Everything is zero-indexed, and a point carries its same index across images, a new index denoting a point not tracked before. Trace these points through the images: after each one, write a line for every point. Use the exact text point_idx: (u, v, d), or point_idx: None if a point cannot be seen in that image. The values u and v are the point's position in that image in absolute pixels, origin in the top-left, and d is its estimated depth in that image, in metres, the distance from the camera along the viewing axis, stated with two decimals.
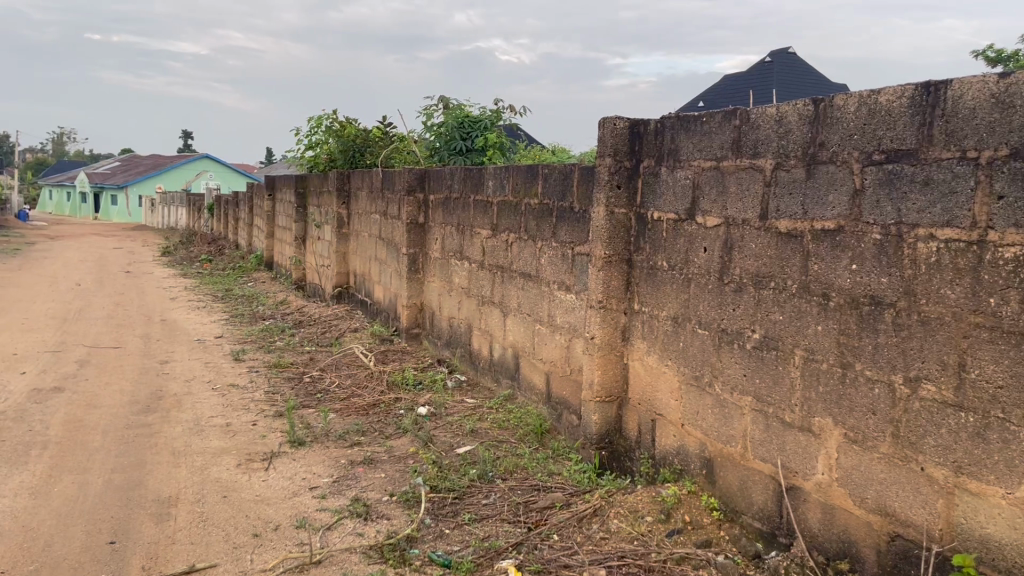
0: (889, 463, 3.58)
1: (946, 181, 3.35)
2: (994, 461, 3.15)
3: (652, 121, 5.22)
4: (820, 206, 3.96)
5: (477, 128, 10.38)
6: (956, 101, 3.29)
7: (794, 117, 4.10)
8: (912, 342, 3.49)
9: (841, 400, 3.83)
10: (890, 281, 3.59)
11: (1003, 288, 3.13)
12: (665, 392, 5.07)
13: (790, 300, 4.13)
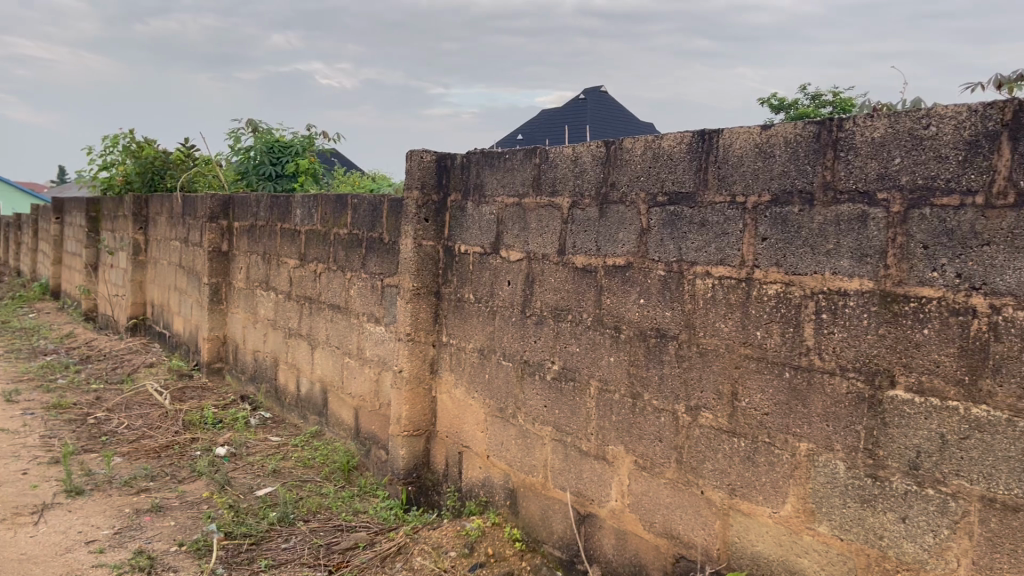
0: (674, 487, 3.78)
1: (719, 223, 3.61)
2: (762, 482, 3.41)
3: (457, 155, 5.28)
4: (611, 243, 4.15)
5: (288, 154, 10.10)
6: (727, 149, 3.57)
7: (588, 157, 4.29)
8: (692, 372, 3.71)
9: (631, 428, 4.01)
10: (672, 315, 3.82)
11: (766, 322, 3.41)
12: (471, 424, 5.10)
13: (586, 333, 4.28)
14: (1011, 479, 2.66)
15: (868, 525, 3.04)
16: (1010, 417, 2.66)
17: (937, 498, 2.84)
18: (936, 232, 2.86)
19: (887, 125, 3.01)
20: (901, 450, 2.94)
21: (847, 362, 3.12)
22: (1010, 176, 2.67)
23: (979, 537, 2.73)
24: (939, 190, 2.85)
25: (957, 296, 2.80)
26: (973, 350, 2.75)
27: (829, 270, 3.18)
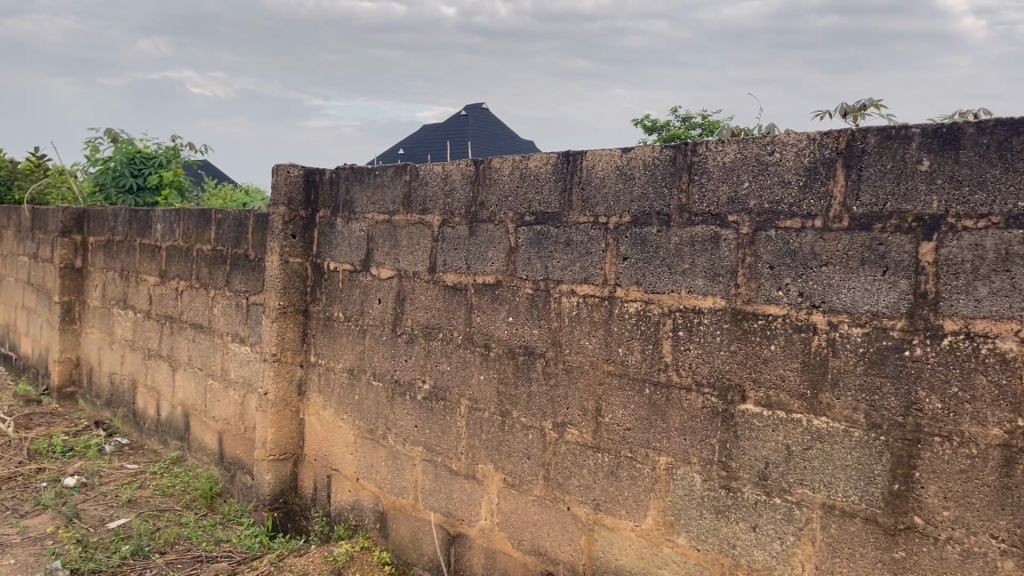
0: (541, 504, 3.81)
1: (583, 242, 3.68)
2: (625, 496, 3.48)
3: (326, 171, 5.17)
4: (481, 261, 4.15)
5: (150, 166, 9.65)
6: (590, 170, 3.65)
7: (457, 175, 4.29)
8: (559, 389, 3.76)
9: (500, 446, 4.02)
10: (540, 332, 3.86)
11: (628, 339, 3.50)
12: (340, 446, 4.99)
13: (456, 351, 4.27)
14: (847, 487, 2.81)
15: (722, 535, 3.15)
16: (846, 428, 2.82)
17: (784, 507, 2.98)
18: (781, 253, 3.01)
19: (736, 151, 3.15)
20: (751, 461, 3.08)
21: (703, 378, 3.24)
22: (844, 201, 2.84)
23: (821, 542, 2.88)
24: (783, 213, 3.00)
25: (799, 314, 2.95)
26: (814, 365, 2.91)
27: (685, 288, 3.30)
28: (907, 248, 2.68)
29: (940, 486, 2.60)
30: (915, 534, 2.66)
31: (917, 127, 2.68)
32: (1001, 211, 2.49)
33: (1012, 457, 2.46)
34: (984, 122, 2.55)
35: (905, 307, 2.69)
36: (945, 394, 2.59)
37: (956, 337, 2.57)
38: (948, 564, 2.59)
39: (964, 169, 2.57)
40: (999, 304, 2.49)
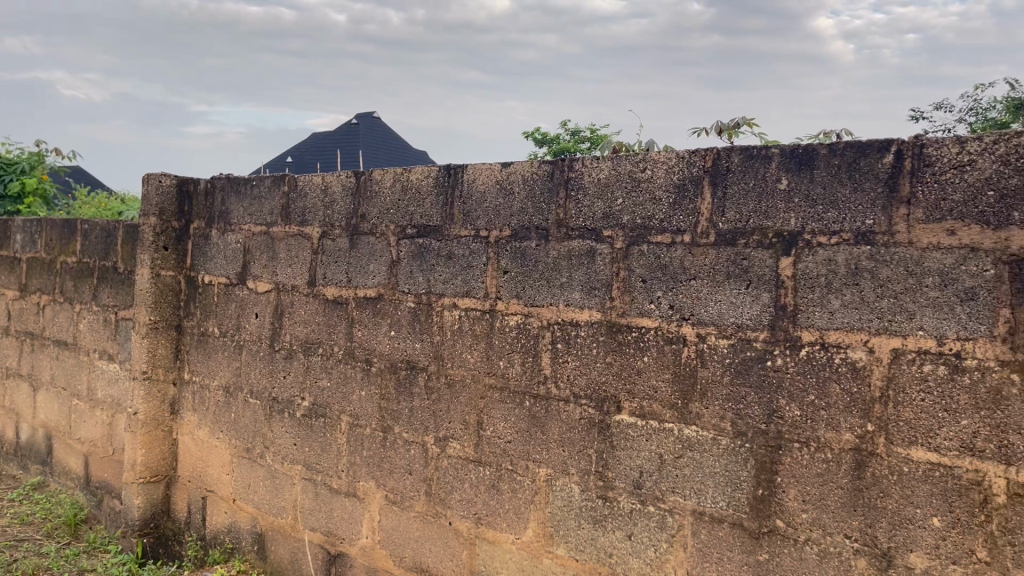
0: (423, 520, 3.78)
1: (464, 256, 3.68)
2: (505, 510, 3.49)
3: (201, 180, 4.99)
4: (362, 274, 4.09)
5: (11, 172, 9.07)
6: (470, 184, 3.66)
7: (338, 187, 4.22)
8: (440, 403, 3.74)
9: (381, 462, 3.96)
10: (421, 346, 3.83)
11: (508, 352, 3.52)
12: (216, 467, 4.80)
13: (336, 366, 4.19)
14: (716, 493, 2.91)
15: (599, 544, 3.21)
16: (715, 436, 2.92)
17: (657, 514, 3.06)
18: (653, 267, 3.10)
19: (611, 167, 3.23)
20: (627, 471, 3.14)
21: (580, 389, 3.29)
22: (710, 218, 2.95)
23: (692, 548, 2.97)
24: (655, 229, 3.09)
25: (671, 326, 3.04)
26: (685, 375, 3.00)
27: (563, 302, 3.34)
28: (768, 263, 2.81)
29: (799, 490, 2.73)
30: (777, 536, 2.77)
31: (776, 147, 2.80)
32: (850, 228, 2.64)
33: (863, 460, 2.60)
34: (835, 144, 2.68)
35: (767, 319, 2.81)
36: (803, 402, 2.72)
37: (811, 347, 2.71)
38: (807, 564, 2.71)
39: (818, 188, 2.70)
40: (850, 316, 2.63)
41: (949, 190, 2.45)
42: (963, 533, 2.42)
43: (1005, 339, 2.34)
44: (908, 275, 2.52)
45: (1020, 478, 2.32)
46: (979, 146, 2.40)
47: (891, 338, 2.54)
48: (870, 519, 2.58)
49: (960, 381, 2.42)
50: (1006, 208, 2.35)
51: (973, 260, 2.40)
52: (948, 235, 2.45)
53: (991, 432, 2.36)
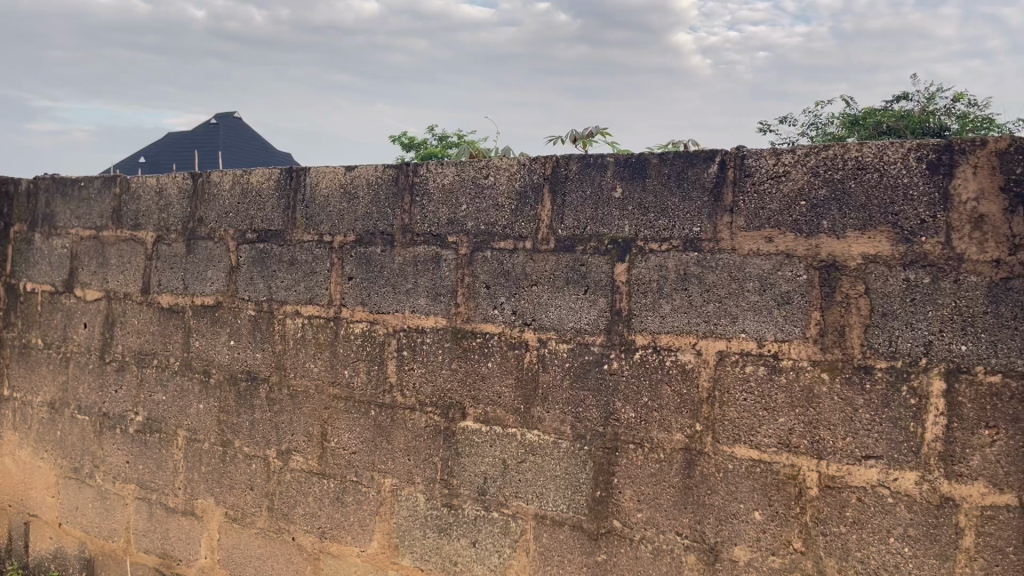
0: (265, 537, 3.68)
1: (307, 261, 3.57)
2: (350, 522, 3.43)
3: (23, 180, 4.62)
4: (200, 281, 3.90)
5: None
6: (313, 188, 3.55)
7: (174, 190, 4.00)
8: (282, 415, 3.62)
9: (220, 479, 3.81)
10: (263, 356, 3.69)
11: (353, 360, 3.44)
12: (40, 489, 4.48)
13: (172, 378, 3.97)
14: (556, 497, 2.95)
15: (444, 553, 3.20)
16: (555, 440, 2.96)
17: (500, 520, 3.07)
18: (496, 273, 3.10)
19: (454, 173, 3.21)
20: (471, 478, 3.14)
21: (425, 397, 3.25)
22: (550, 224, 2.99)
23: (534, 552, 2.99)
24: (497, 235, 3.10)
25: (513, 332, 3.06)
26: (527, 380, 3.03)
27: (408, 308, 3.30)
28: (605, 269, 2.87)
29: (634, 490, 2.80)
30: (614, 537, 2.84)
31: (611, 156, 2.87)
32: (680, 236, 2.73)
33: (692, 458, 2.69)
34: (665, 154, 2.76)
35: (604, 324, 2.87)
36: (637, 404, 2.80)
37: (645, 350, 2.79)
38: (642, 562, 2.79)
39: (650, 196, 2.78)
40: (679, 320, 2.72)
41: (767, 200, 2.58)
42: (781, 525, 2.55)
43: (816, 341, 2.48)
44: (731, 280, 2.63)
45: (830, 471, 2.46)
46: (792, 158, 2.53)
47: (717, 341, 2.65)
48: (699, 516, 2.68)
49: (777, 381, 2.55)
50: (816, 217, 2.49)
51: (788, 266, 2.54)
52: (766, 242, 2.57)
53: (805, 428, 2.50)
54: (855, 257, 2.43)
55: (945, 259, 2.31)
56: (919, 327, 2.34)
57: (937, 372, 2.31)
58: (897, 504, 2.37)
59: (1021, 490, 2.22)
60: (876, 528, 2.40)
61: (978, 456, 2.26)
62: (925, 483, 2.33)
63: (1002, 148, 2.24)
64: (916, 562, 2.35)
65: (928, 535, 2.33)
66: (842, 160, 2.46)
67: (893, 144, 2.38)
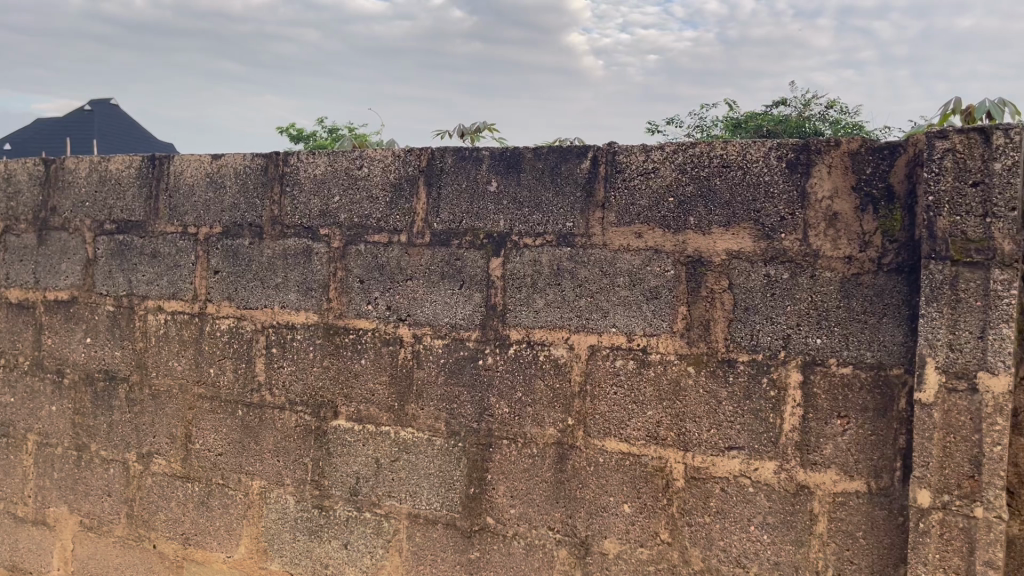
0: (123, 545, 3.51)
1: (171, 254, 3.39)
2: (216, 527, 3.31)
3: None
4: (53, 275, 3.64)
5: None
6: (177, 176, 3.38)
7: (24, 176, 3.73)
8: (143, 417, 3.45)
9: (76, 485, 3.60)
10: (122, 354, 3.48)
11: (220, 358, 3.29)
12: None
13: (22, 379, 3.71)
14: (430, 495, 2.90)
15: (314, 556, 3.11)
16: (429, 437, 2.91)
17: (372, 520, 3.00)
18: (369, 267, 3.02)
19: (327, 163, 3.11)
20: (343, 478, 3.05)
21: (296, 395, 3.14)
22: (425, 218, 2.93)
23: (407, 552, 2.94)
24: (371, 228, 3.02)
25: (387, 327, 2.98)
26: (400, 377, 2.96)
27: (278, 303, 3.18)
28: (479, 263, 2.84)
29: (507, 486, 2.78)
30: (487, 534, 2.81)
31: (486, 149, 2.83)
32: (553, 230, 2.73)
33: (564, 453, 2.70)
34: (539, 148, 2.75)
35: (478, 319, 2.84)
36: (511, 399, 2.78)
37: (519, 345, 2.77)
38: (514, 558, 2.78)
39: (524, 191, 2.77)
40: (552, 315, 2.72)
41: (638, 195, 2.60)
42: (649, 516, 2.58)
43: (683, 335, 2.53)
44: (603, 275, 2.65)
45: (695, 462, 2.51)
46: (661, 155, 2.57)
47: (589, 335, 2.66)
48: (570, 510, 2.69)
49: (646, 375, 2.58)
50: (683, 213, 2.54)
51: (656, 261, 2.57)
52: (636, 238, 2.60)
53: (672, 420, 2.54)
54: (720, 253, 2.48)
55: (802, 255, 2.38)
56: (778, 321, 2.41)
57: (794, 365, 2.38)
58: (757, 493, 2.44)
59: (869, 477, 2.30)
60: (737, 517, 2.47)
61: (831, 445, 2.35)
62: (783, 472, 2.40)
63: (854, 148, 2.32)
64: (774, 548, 2.42)
65: (785, 522, 2.41)
66: (708, 158, 2.51)
67: (755, 143, 2.44)
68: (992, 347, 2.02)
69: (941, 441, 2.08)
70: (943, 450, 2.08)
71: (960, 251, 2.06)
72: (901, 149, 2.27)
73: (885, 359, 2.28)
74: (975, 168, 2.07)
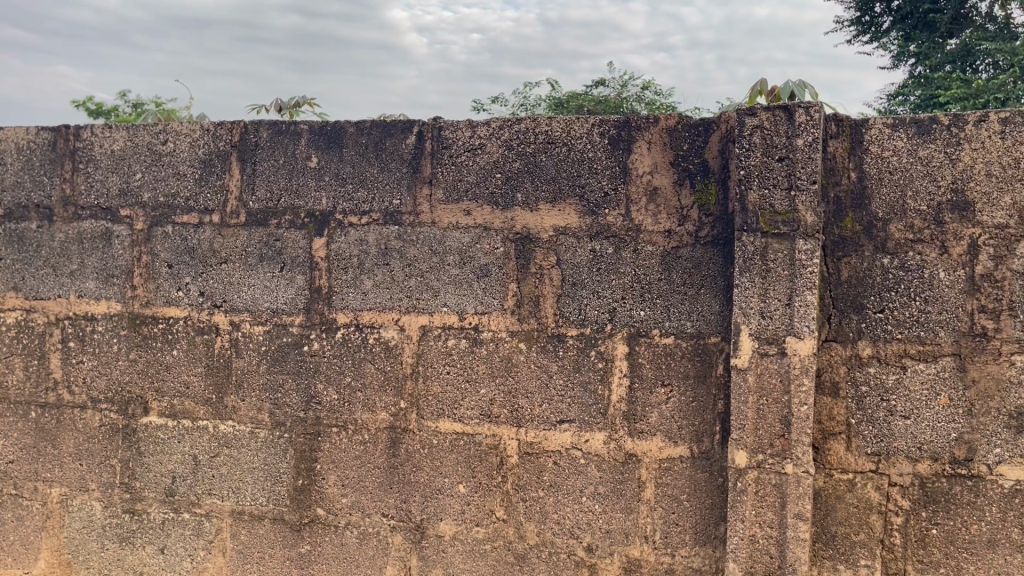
0: None
1: None
2: (10, 542, 2.98)
3: None
4: None
5: None
6: None
7: None
8: None
9: None
10: None
11: (7, 356, 2.96)
12: None
13: None
14: (254, 490, 2.75)
15: (127, 564, 2.87)
16: (252, 429, 2.74)
17: (192, 521, 2.81)
18: (179, 251, 2.79)
19: (125, 138, 2.83)
20: (157, 478, 2.83)
21: (99, 392, 2.87)
22: (240, 196, 2.74)
23: (231, 551, 2.77)
24: (179, 208, 2.79)
25: (201, 315, 2.78)
26: (218, 368, 2.77)
27: (73, 292, 2.88)
28: (301, 244, 2.69)
29: (338, 475, 2.67)
30: (318, 525, 2.70)
31: (304, 123, 2.68)
32: (379, 208, 2.63)
33: (397, 437, 2.63)
34: (361, 122, 2.64)
35: (302, 303, 2.70)
36: (340, 385, 2.67)
37: (347, 329, 2.66)
38: (347, 549, 2.68)
39: (347, 166, 2.64)
40: (381, 296, 2.63)
41: (464, 172, 2.56)
42: (483, 495, 2.57)
43: (514, 312, 2.52)
44: (432, 254, 2.59)
45: (528, 438, 2.53)
46: (487, 131, 2.53)
47: (419, 316, 2.59)
48: (404, 495, 2.63)
49: (478, 353, 2.55)
50: (510, 190, 2.52)
51: (485, 239, 2.54)
52: (465, 215, 2.56)
53: (504, 398, 2.54)
54: (547, 229, 2.49)
55: (625, 230, 2.43)
56: (604, 295, 2.45)
57: (621, 337, 2.44)
58: (588, 464, 2.48)
59: (691, 441, 2.40)
60: (570, 489, 2.50)
61: (656, 413, 2.43)
62: (612, 442, 2.46)
63: (671, 125, 2.39)
64: (605, 517, 2.48)
65: (616, 491, 2.46)
66: (533, 134, 2.49)
67: (578, 119, 2.46)
68: (798, 313, 2.15)
69: (755, 404, 2.19)
70: (757, 412, 2.20)
71: (769, 223, 2.18)
72: (714, 126, 2.36)
73: (703, 329, 2.38)
74: (780, 144, 2.18)
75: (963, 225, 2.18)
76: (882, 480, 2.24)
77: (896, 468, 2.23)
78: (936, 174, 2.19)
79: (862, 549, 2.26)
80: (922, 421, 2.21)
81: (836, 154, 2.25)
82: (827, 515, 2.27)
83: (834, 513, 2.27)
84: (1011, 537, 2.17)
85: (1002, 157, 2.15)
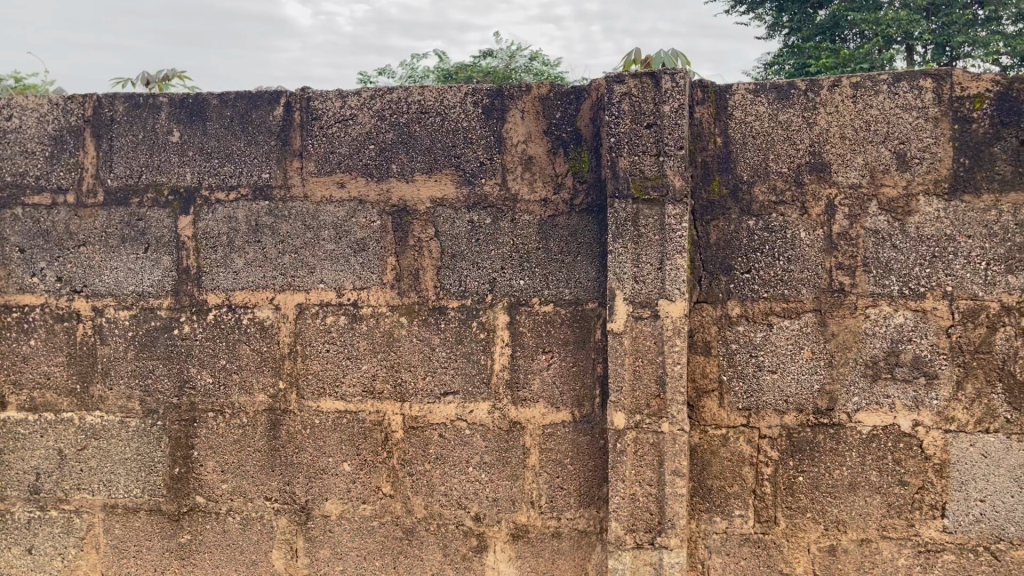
0: None
1: None
2: None
3: None
4: None
5: None
6: None
7: None
8: None
9: None
10: None
11: None
12: None
13: None
14: (127, 481, 2.63)
15: None
16: (121, 419, 2.62)
17: (61, 519, 2.66)
18: (31, 234, 2.62)
19: None
20: (19, 476, 2.67)
21: None
22: (97, 173, 2.59)
23: (105, 547, 2.65)
24: (29, 188, 2.61)
25: (59, 302, 2.61)
26: (81, 356, 2.62)
27: None
28: (166, 223, 2.57)
29: (217, 461, 2.58)
30: (197, 514, 2.60)
31: (164, 95, 2.55)
32: (247, 183, 2.53)
33: (276, 419, 2.56)
34: (225, 94, 2.53)
35: (169, 284, 2.57)
36: (213, 368, 2.57)
37: (219, 310, 2.56)
38: (230, 535, 2.60)
39: (211, 141, 2.53)
40: (253, 275, 2.54)
41: (336, 144, 2.49)
42: (369, 472, 2.54)
43: (393, 285, 2.49)
44: (306, 229, 2.51)
45: (413, 412, 2.51)
46: (357, 101, 2.47)
47: (295, 293, 2.52)
48: (287, 477, 2.56)
49: (358, 329, 2.51)
50: (384, 161, 2.47)
51: (361, 212, 2.49)
52: (338, 188, 2.49)
53: (386, 372, 2.51)
54: (424, 201, 2.46)
55: (502, 200, 2.43)
56: (483, 266, 2.44)
57: (501, 307, 2.44)
58: (473, 435, 2.49)
59: (573, 407, 2.44)
60: (456, 460, 2.50)
61: (538, 381, 2.45)
62: (496, 411, 2.47)
63: (544, 94, 2.40)
64: (491, 485, 2.49)
65: (500, 459, 2.48)
66: (405, 103, 2.45)
67: (451, 88, 2.44)
68: (670, 276, 2.20)
69: (631, 366, 2.24)
70: (633, 373, 2.24)
71: (640, 189, 2.21)
72: (585, 94, 2.38)
73: (581, 295, 2.41)
74: (648, 110, 2.22)
75: (820, 186, 2.28)
76: (752, 434, 2.33)
77: (766, 421, 2.33)
78: (795, 138, 2.28)
79: (736, 500, 2.36)
80: (788, 375, 2.31)
81: (702, 120, 2.32)
82: (703, 470, 2.36)
83: (710, 468, 2.36)
84: (870, 479, 2.30)
85: (853, 120, 2.26)
